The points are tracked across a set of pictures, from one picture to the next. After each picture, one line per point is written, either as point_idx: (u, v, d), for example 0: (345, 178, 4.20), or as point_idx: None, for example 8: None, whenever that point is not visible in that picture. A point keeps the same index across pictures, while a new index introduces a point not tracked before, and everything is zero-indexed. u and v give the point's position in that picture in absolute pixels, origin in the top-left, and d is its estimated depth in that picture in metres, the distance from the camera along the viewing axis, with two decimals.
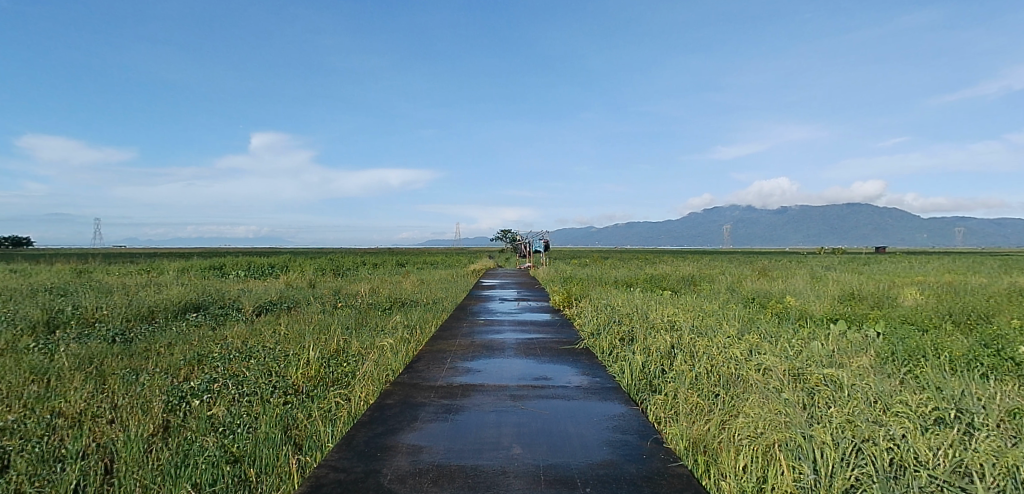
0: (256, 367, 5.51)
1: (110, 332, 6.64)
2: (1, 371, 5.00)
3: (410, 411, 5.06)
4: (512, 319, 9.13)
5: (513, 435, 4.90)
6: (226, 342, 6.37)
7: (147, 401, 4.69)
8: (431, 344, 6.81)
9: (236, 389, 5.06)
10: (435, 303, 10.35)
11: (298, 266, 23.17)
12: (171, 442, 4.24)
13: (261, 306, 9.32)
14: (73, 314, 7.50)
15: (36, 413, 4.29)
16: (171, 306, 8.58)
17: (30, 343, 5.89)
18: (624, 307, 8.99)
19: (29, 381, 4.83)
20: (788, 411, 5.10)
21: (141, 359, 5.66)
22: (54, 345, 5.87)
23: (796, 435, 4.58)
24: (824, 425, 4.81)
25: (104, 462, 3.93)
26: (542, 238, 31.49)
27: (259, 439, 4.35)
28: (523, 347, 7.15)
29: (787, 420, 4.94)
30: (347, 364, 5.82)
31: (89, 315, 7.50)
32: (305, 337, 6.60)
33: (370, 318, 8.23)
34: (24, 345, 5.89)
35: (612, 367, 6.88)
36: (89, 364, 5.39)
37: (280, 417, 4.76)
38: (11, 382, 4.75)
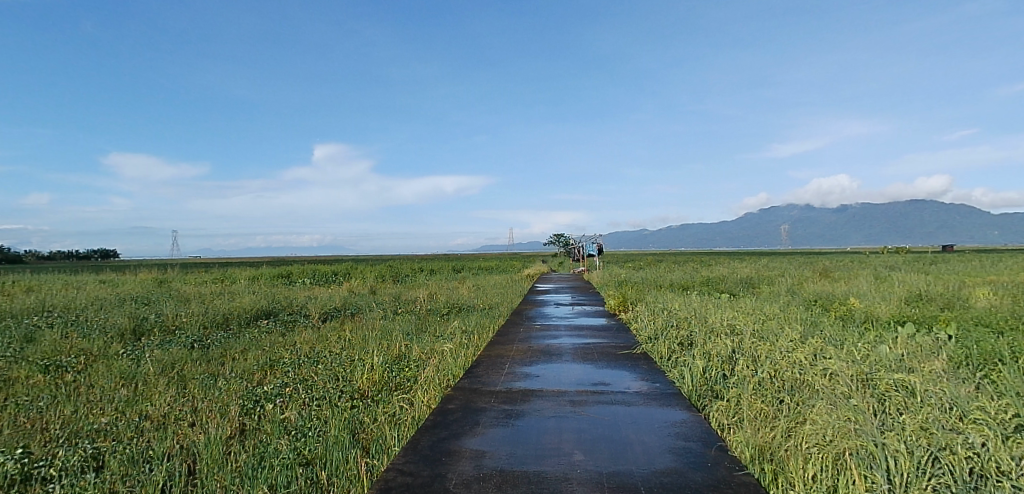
0: (324, 372, 5.64)
1: (189, 339, 6.93)
2: (94, 375, 5.30)
3: (471, 416, 5.09)
4: (568, 323, 9.07)
5: (575, 441, 4.88)
6: (295, 348, 6.55)
7: (225, 404, 4.88)
8: (490, 348, 6.82)
9: (306, 393, 5.20)
10: (492, 308, 10.38)
11: (358, 272, 23.86)
12: (248, 445, 4.41)
13: (326, 312, 9.57)
14: (157, 321, 7.90)
15: (126, 415, 4.53)
16: (243, 313, 8.92)
17: (119, 350, 6.23)
18: (681, 310, 8.80)
19: (119, 385, 5.11)
20: (858, 418, 4.88)
21: (217, 365, 5.90)
22: (140, 352, 6.18)
23: (867, 443, 4.39)
24: (897, 432, 4.59)
25: (187, 463, 4.14)
26: (593, 242, 31.37)
27: (330, 442, 4.50)
28: (581, 352, 7.09)
29: (857, 428, 4.72)
30: (409, 369, 5.91)
31: (169, 322, 7.87)
32: (369, 343, 6.72)
33: (430, 324, 8.30)
34: (113, 352, 6.23)
35: (672, 372, 6.75)
36: (172, 369, 5.66)
37: (347, 420, 4.88)
38: (103, 386, 5.04)
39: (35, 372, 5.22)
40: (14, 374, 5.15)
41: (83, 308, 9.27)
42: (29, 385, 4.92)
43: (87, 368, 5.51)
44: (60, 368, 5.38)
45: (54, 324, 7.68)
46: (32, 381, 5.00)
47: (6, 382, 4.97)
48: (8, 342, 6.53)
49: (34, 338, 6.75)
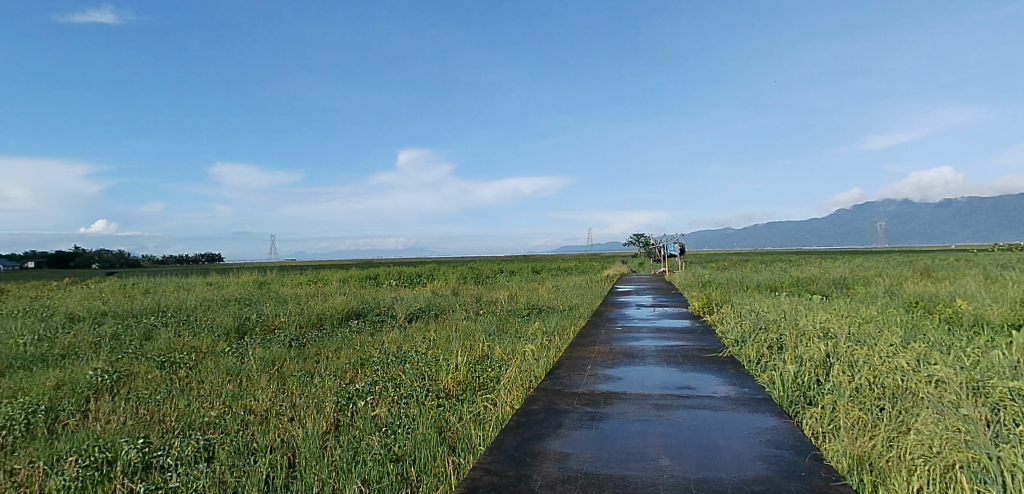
0: (411, 371, 5.78)
1: (287, 338, 7.32)
2: (205, 370, 5.69)
3: (554, 417, 5.06)
4: (651, 325, 8.85)
5: (661, 446, 4.75)
6: (384, 347, 6.76)
7: (320, 400, 5.11)
8: (572, 349, 6.76)
9: (395, 391, 5.35)
10: (573, 309, 10.30)
11: (441, 274, 24.41)
12: (342, 439, 4.59)
13: (411, 313, 9.82)
14: (258, 321, 8.39)
15: (233, 409, 4.82)
16: (336, 313, 9.31)
17: (225, 347, 6.66)
18: (770, 312, 8.39)
19: (226, 380, 5.45)
20: (969, 428, 4.48)
21: (312, 363, 6.18)
22: (243, 349, 6.58)
23: (980, 456, 4.02)
24: (1014, 445, 4.17)
25: (288, 455, 4.37)
26: (673, 242, 30.69)
27: (418, 440, 4.61)
28: (665, 354, 6.91)
29: (968, 439, 4.34)
30: (492, 369, 5.95)
31: (269, 322, 8.34)
32: (453, 343, 6.83)
33: (512, 325, 8.32)
34: (220, 349, 6.66)
35: (761, 376, 6.45)
36: (272, 366, 5.99)
37: (434, 419, 4.98)
38: (213, 380, 5.40)
39: (153, 367, 5.66)
40: (136, 369, 5.60)
41: (194, 308, 10.01)
42: (148, 379, 5.33)
43: (197, 364, 5.92)
44: (175, 364, 5.81)
45: (170, 323, 8.33)
46: (150, 376, 5.42)
47: (129, 377, 5.42)
48: (131, 339, 7.13)
49: (153, 335, 7.35)
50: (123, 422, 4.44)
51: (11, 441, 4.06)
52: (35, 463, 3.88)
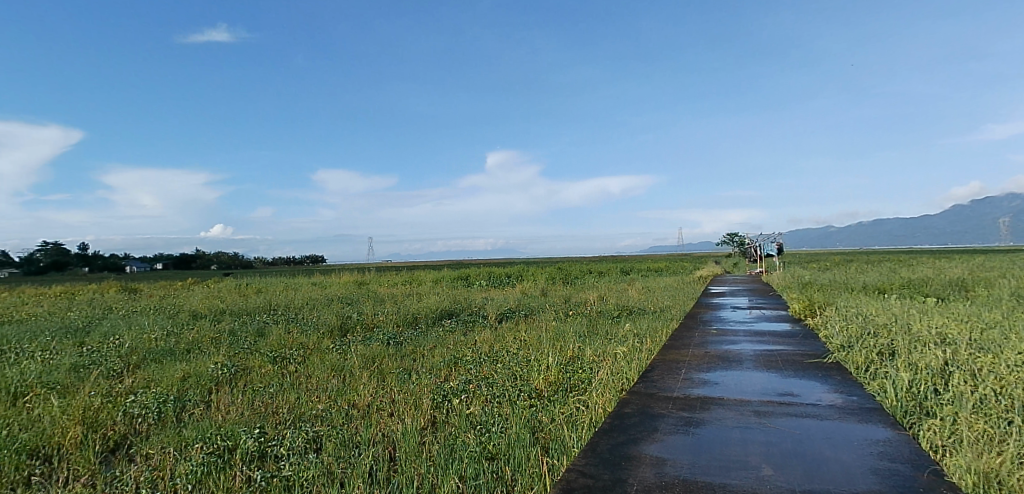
0: (503, 371, 5.83)
1: (386, 336, 7.59)
2: (312, 366, 6.00)
3: (649, 421, 4.93)
4: (747, 328, 8.47)
5: (763, 455, 4.52)
6: (476, 347, 6.85)
7: (418, 397, 5.25)
8: (665, 351, 6.58)
9: (488, 390, 5.41)
10: (664, 311, 10.03)
11: (531, 274, 24.61)
12: (439, 436, 4.69)
13: (502, 313, 9.92)
14: (359, 319, 8.76)
15: (337, 403, 5.05)
16: (430, 313, 9.56)
17: (329, 344, 7.00)
18: (879, 316, 7.80)
19: (331, 376, 5.72)
20: None
21: (410, 360, 6.36)
22: (346, 347, 6.88)
23: None
24: None
25: (389, 449, 4.52)
26: (769, 241, 29.37)
27: (512, 440, 4.63)
28: (764, 359, 6.59)
29: None
30: (583, 371, 5.89)
31: (368, 320, 8.68)
32: (544, 344, 6.84)
33: (603, 326, 8.21)
34: (325, 346, 7.00)
35: (870, 385, 6.00)
36: (373, 363, 6.22)
37: (527, 419, 4.98)
38: (319, 376, 5.68)
39: (266, 361, 6.04)
40: (251, 363, 6.00)
41: (301, 307, 10.62)
42: (261, 373, 5.69)
43: (305, 360, 6.25)
44: (285, 359, 6.17)
45: (281, 320, 8.86)
46: (264, 370, 5.77)
47: (245, 370, 5.80)
48: (247, 335, 7.65)
49: (266, 332, 7.84)
50: (241, 413, 4.75)
51: (147, 427, 4.45)
52: (167, 448, 4.22)
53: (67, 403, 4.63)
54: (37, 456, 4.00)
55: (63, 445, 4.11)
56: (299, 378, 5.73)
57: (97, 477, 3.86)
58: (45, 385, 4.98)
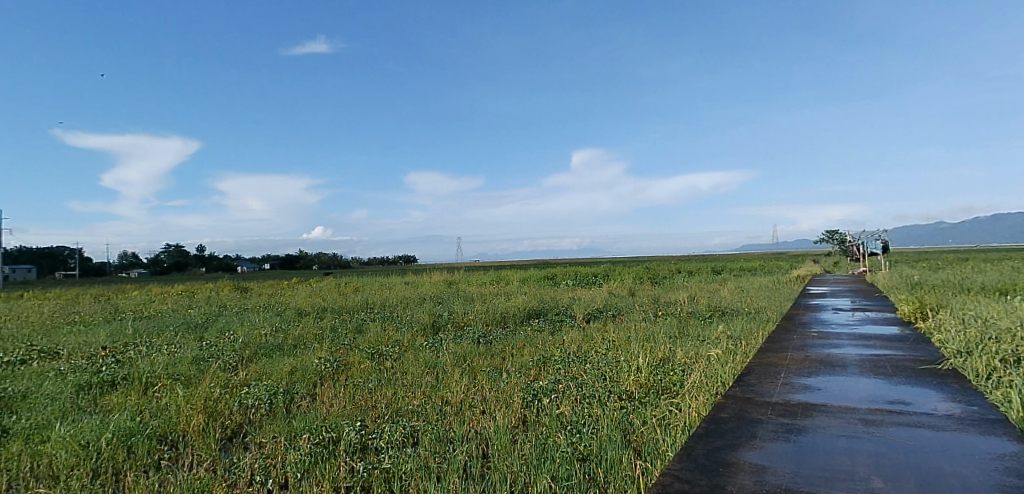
0: (593, 372, 5.79)
1: (477, 334, 7.69)
2: (408, 362, 6.18)
3: (746, 427, 4.72)
4: (850, 332, 7.97)
5: (872, 466, 4.22)
6: (565, 347, 6.84)
7: (509, 395, 5.30)
8: (761, 355, 6.30)
9: (578, 390, 5.38)
10: (758, 313, 9.59)
11: (618, 273, 24.33)
12: (530, 435, 4.70)
13: (589, 313, 9.82)
14: (450, 318, 8.95)
15: (432, 399, 5.18)
16: (518, 312, 9.63)
17: (423, 342, 7.19)
18: (1003, 320, 7.09)
19: (425, 372, 5.87)
20: None
21: (500, 359, 6.42)
22: (438, 344, 7.04)
23: None
24: None
25: (482, 446, 4.58)
26: (871, 238, 27.38)
27: (604, 441, 4.57)
28: (869, 365, 6.17)
29: None
30: (675, 373, 5.73)
31: (458, 319, 8.85)
32: (633, 345, 6.73)
33: (694, 328, 7.97)
34: (418, 344, 7.19)
35: (994, 394, 5.47)
36: (465, 361, 6.33)
37: (618, 420, 4.90)
38: (413, 372, 5.84)
39: (365, 358, 6.29)
40: (351, 358, 6.27)
41: (395, 305, 10.99)
42: (361, 368, 5.93)
43: (400, 357, 6.46)
44: (381, 356, 6.40)
45: (377, 318, 9.21)
46: (362, 365, 6.01)
47: (346, 365, 6.06)
48: (346, 332, 8.00)
49: (363, 329, 8.17)
50: (343, 406, 4.96)
51: (260, 417, 4.74)
52: (278, 437, 4.47)
53: (190, 392, 5.01)
54: (166, 442, 4.35)
55: (188, 432, 4.44)
56: (395, 374, 5.92)
57: (217, 463, 4.14)
58: (171, 375, 5.43)
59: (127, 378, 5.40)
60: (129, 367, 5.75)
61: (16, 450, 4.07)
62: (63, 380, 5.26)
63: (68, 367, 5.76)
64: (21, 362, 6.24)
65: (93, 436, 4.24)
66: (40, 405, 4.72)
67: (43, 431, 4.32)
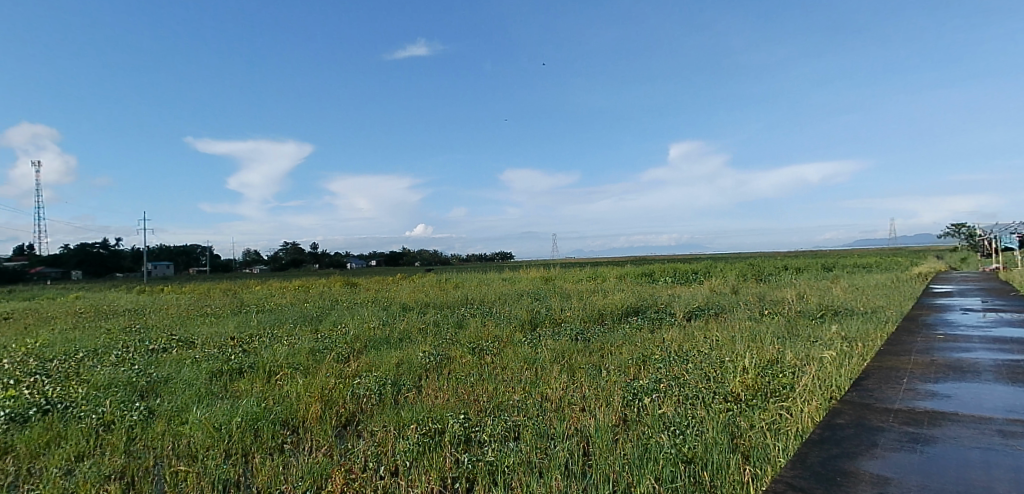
0: (695, 372, 5.64)
1: (575, 331, 7.70)
2: (509, 357, 6.28)
3: (866, 436, 4.40)
4: (983, 335, 7.26)
5: (1017, 481, 3.78)
6: (666, 346, 6.70)
7: (609, 394, 5.26)
8: (880, 358, 5.89)
9: (681, 391, 5.25)
10: (875, 313, 8.94)
11: (720, 270, 23.44)
12: (632, 434, 4.63)
13: (689, 311, 9.56)
14: (548, 315, 9.01)
15: (532, 395, 5.23)
16: (616, 309, 9.53)
17: (522, 337, 7.28)
18: None
19: (524, 368, 5.93)
20: None
21: (599, 357, 6.39)
22: (537, 341, 7.11)
23: None
24: None
25: (583, 444, 4.55)
26: (1010, 231, 24.58)
27: (710, 444, 4.42)
28: (1007, 371, 5.60)
29: None
30: (784, 375, 5.47)
31: (556, 316, 8.88)
32: (738, 344, 6.51)
33: (804, 328, 7.56)
34: (517, 340, 7.27)
35: None
36: (564, 357, 6.36)
37: (724, 423, 4.74)
38: (514, 368, 5.92)
39: (466, 352, 6.46)
40: (454, 353, 6.46)
41: (494, 301, 11.18)
42: (463, 362, 6.08)
43: (501, 351, 6.57)
44: (482, 351, 6.55)
45: (477, 314, 9.42)
46: (464, 360, 6.16)
47: (449, 358, 6.24)
48: (448, 327, 8.24)
49: (465, 325, 8.36)
50: (447, 399, 5.10)
51: (371, 406, 4.97)
52: (388, 426, 4.66)
53: (308, 382, 5.35)
54: (288, 427, 4.65)
55: (307, 419, 4.72)
56: (495, 368, 6.03)
57: (333, 449, 4.37)
58: (291, 365, 5.82)
59: (253, 366, 5.84)
60: (255, 356, 6.23)
61: (161, 430, 4.49)
62: (199, 367, 5.78)
63: (202, 355, 6.32)
64: (164, 349, 6.92)
65: (224, 419, 4.60)
66: (180, 389, 5.19)
67: (183, 414, 4.75)
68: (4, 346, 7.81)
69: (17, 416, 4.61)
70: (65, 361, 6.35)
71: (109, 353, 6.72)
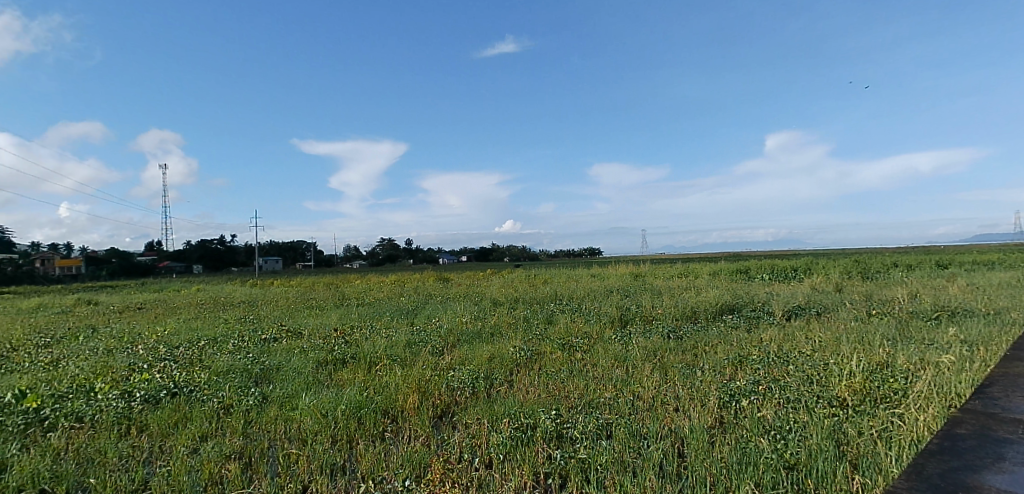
0: (797, 374, 5.42)
1: (667, 329, 7.58)
2: (600, 355, 6.28)
3: (991, 447, 4.00)
4: None
5: None
6: (764, 346, 6.46)
7: (704, 394, 5.14)
8: (1008, 364, 5.38)
9: (781, 394, 5.07)
10: (1002, 315, 8.17)
11: (821, 267, 22.12)
12: (729, 437, 4.51)
13: (788, 310, 9.14)
14: (638, 312, 8.90)
15: (624, 393, 5.19)
16: (709, 307, 9.27)
17: (612, 335, 7.25)
18: None
19: (615, 365, 5.90)
20: None
21: (692, 356, 6.25)
22: (627, 338, 7.06)
23: None
24: None
25: (678, 446, 4.47)
26: None
27: (814, 450, 4.23)
28: None
29: None
30: (896, 381, 5.14)
31: (647, 313, 8.76)
32: (842, 346, 6.18)
33: (917, 330, 7.05)
34: (608, 337, 7.24)
35: None
36: (656, 356, 6.27)
37: (830, 428, 4.52)
38: (605, 365, 5.90)
39: (557, 348, 6.51)
40: (544, 348, 6.53)
41: (582, 298, 11.15)
42: (553, 358, 6.13)
43: (591, 348, 6.57)
44: (572, 347, 6.58)
45: (566, 310, 9.45)
46: (555, 356, 6.21)
47: (540, 354, 6.31)
48: (538, 323, 8.31)
49: (554, 321, 8.40)
50: (538, 394, 5.17)
51: (465, 399, 5.10)
52: (481, 419, 4.77)
53: (406, 373, 5.57)
54: (388, 415, 4.86)
55: (405, 409, 4.91)
56: (586, 364, 6.04)
57: (431, 439, 4.51)
58: (389, 356, 6.07)
59: (355, 357, 6.14)
60: (357, 347, 6.55)
61: (274, 414, 4.80)
62: (306, 357, 6.14)
63: (309, 345, 6.71)
64: (274, 339, 7.40)
65: (330, 407, 4.87)
66: (290, 377, 5.54)
67: (293, 400, 5.06)
68: (138, 333, 8.67)
69: (150, 397, 5.07)
70: (189, 347, 6.95)
71: (227, 341, 7.28)
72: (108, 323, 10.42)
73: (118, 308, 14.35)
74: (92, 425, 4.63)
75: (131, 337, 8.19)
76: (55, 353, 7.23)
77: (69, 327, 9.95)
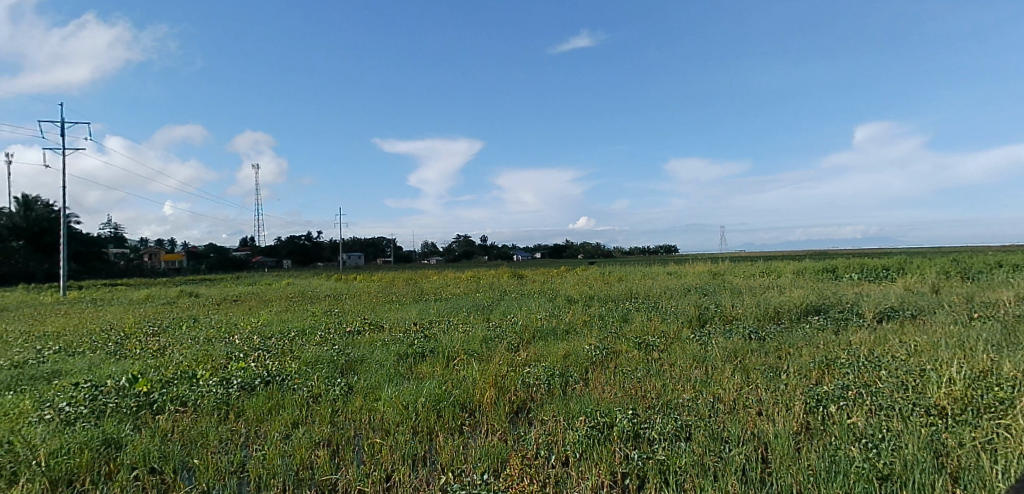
0: (890, 380, 5.16)
1: (748, 330, 7.38)
2: (678, 355, 6.19)
3: None
4: None
5: None
6: (852, 349, 6.19)
7: (789, 398, 4.98)
8: None
9: (873, 400, 4.84)
10: None
11: (917, 267, 20.69)
12: (816, 444, 4.35)
13: (880, 312, 8.68)
14: (717, 312, 8.69)
15: (703, 395, 5.09)
16: (793, 308, 8.93)
17: (690, 334, 7.13)
18: None
19: (693, 366, 5.81)
20: None
21: (775, 358, 6.06)
22: (706, 338, 6.92)
23: None
24: None
25: (761, 451, 4.35)
26: None
27: (909, 460, 4.02)
28: None
29: None
30: (1002, 390, 4.79)
31: (727, 313, 8.54)
32: (941, 352, 5.82)
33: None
34: (686, 337, 7.11)
35: None
36: (736, 357, 6.11)
37: (928, 439, 4.27)
38: (684, 365, 5.82)
39: (633, 346, 6.47)
40: (621, 346, 6.50)
41: (658, 296, 10.98)
42: (629, 357, 6.09)
43: (668, 347, 6.48)
44: (649, 346, 6.52)
45: (643, 308, 9.35)
46: (631, 355, 6.17)
47: (616, 352, 6.29)
48: (613, 321, 8.26)
49: (630, 319, 8.33)
50: (614, 393, 5.16)
51: (541, 396, 5.16)
52: (558, 417, 4.81)
53: (484, 368, 5.68)
54: (466, 409, 4.97)
55: (483, 403, 5.01)
56: (664, 364, 5.96)
57: (508, 434, 4.59)
58: (468, 351, 6.20)
59: (433, 351, 6.31)
60: (436, 341, 6.73)
61: (359, 404, 5.00)
62: (388, 349, 6.36)
63: (390, 338, 6.95)
64: (357, 331, 7.71)
65: (411, 399, 5.03)
66: (374, 369, 5.76)
67: (376, 391, 5.25)
68: (234, 323, 9.26)
69: (246, 385, 5.39)
70: (279, 338, 7.35)
71: (314, 333, 7.65)
72: (206, 313, 11.20)
73: (213, 300, 15.38)
74: (195, 409, 4.98)
75: (228, 327, 8.76)
76: (161, 341, 7.83)
77: (173, 316, 10.76)
